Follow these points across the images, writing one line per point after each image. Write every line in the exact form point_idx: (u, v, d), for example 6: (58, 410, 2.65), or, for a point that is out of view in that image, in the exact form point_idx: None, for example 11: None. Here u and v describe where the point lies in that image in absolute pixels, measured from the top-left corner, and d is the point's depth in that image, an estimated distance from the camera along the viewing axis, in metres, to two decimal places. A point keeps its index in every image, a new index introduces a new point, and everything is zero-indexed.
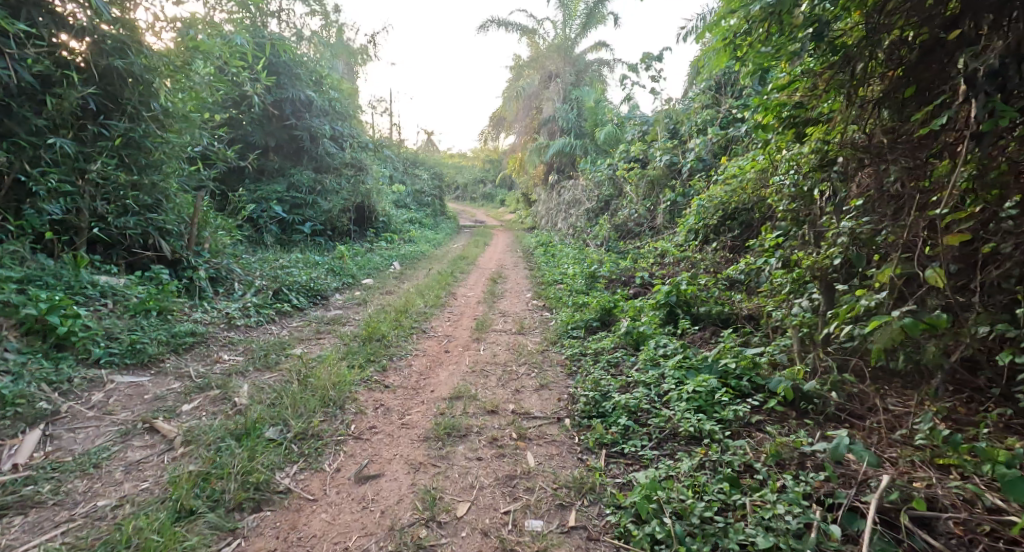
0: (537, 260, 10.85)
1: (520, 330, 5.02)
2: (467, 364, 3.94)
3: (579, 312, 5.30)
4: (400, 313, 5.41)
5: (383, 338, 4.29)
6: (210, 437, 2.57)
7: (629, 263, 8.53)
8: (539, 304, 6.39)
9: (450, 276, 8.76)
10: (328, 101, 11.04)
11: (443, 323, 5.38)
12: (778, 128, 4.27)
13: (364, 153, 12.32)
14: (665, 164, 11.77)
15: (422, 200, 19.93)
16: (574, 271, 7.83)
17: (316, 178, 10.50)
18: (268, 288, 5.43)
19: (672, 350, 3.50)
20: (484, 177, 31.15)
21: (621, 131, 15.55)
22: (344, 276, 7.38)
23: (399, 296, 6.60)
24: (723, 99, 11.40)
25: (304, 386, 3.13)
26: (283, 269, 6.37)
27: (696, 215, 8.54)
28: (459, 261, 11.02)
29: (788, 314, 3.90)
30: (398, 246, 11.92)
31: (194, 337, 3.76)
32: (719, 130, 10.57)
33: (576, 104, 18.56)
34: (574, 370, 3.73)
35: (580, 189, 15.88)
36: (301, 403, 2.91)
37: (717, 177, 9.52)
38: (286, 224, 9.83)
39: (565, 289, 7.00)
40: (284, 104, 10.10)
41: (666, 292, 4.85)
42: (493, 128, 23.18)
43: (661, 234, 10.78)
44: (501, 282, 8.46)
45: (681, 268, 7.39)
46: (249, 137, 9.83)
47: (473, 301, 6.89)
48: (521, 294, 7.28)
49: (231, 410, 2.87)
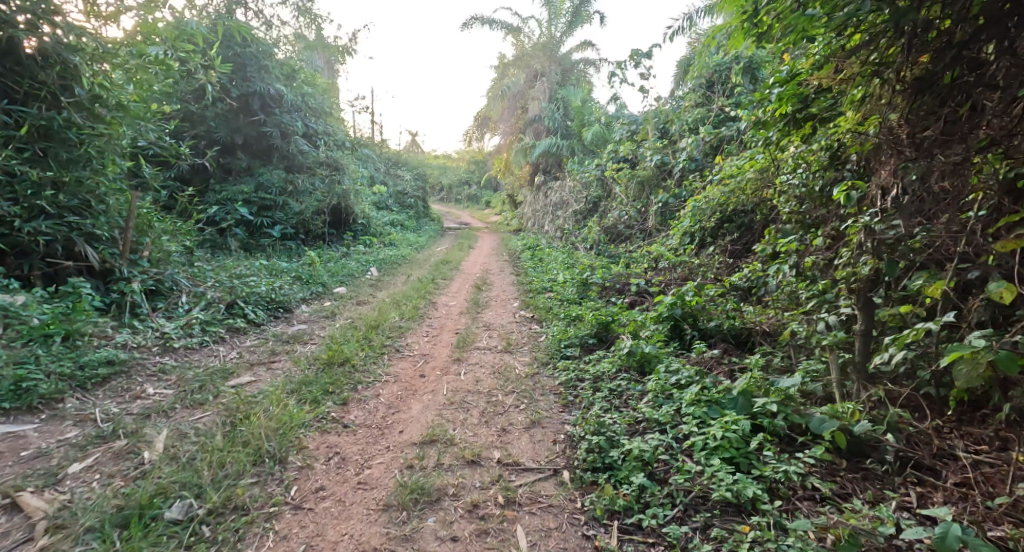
0: (523, 264, 10.30)
1: (507, 347, 4.47)
2: (444, 393, 3.38)
3: (572, 326, 4.77)
4: (372, 327, 4.83)
5: (348, 361, 3.70)
6: (83, 526, 1.97)
7: (621, 269, 8.03)
8: (527, 315, 5.84)
9: (432, 283, 8.18)
10: (302, 96, 10.43)
11: (421, 339, 4.81)
12: (778, 124, 4.09)
13: (340, 152, 11.70)
14: (656, 164, 11.36)
15: (404, 201, 19.23)
16: (564, 277, 7.29)
17: (287, 178, 9.84)
18: (221, 300, 4.79)
19: (687, 379, 2.99)
20: (469, 178, 30.51)
21: (609, 131, 15.15)
22: (314, 284, 6.76)
23: (374, 306, 6.02)
24: (715, 97, 11.12)
25: (235, 435, 2.54)
26: (241, 277, 5.73)
27: (691, 218, 8.09)
28: (441, 266, 10.43)
29: (814, 334, 3.42)
30: (377, 251, 11.28)
31: (108, 368, 3.16)
32: (712, 129, 10.20)
33: (562, 103, 18.12)
34: (570, 401, 3.19)
35: (567, 190, 15.38)
36: (222, 458, 2.36)
37: (712, 178, 9.10)
38: (254, 228, 9.15)
39: (554, 298, 6.47)
40: (252, 98, 9.47)
41: (671, 303, 4.33)
42: (477, 128, 22.64)
43: (653, 237, 10.32)
44: (485, 289, 7.89)
45: (678, 275, 6.91)
46: (214, 134, 9.17)
47: (456, 311, 6.32)
48: (507, 303, 6.71)
49: (130, 475, 2.29)
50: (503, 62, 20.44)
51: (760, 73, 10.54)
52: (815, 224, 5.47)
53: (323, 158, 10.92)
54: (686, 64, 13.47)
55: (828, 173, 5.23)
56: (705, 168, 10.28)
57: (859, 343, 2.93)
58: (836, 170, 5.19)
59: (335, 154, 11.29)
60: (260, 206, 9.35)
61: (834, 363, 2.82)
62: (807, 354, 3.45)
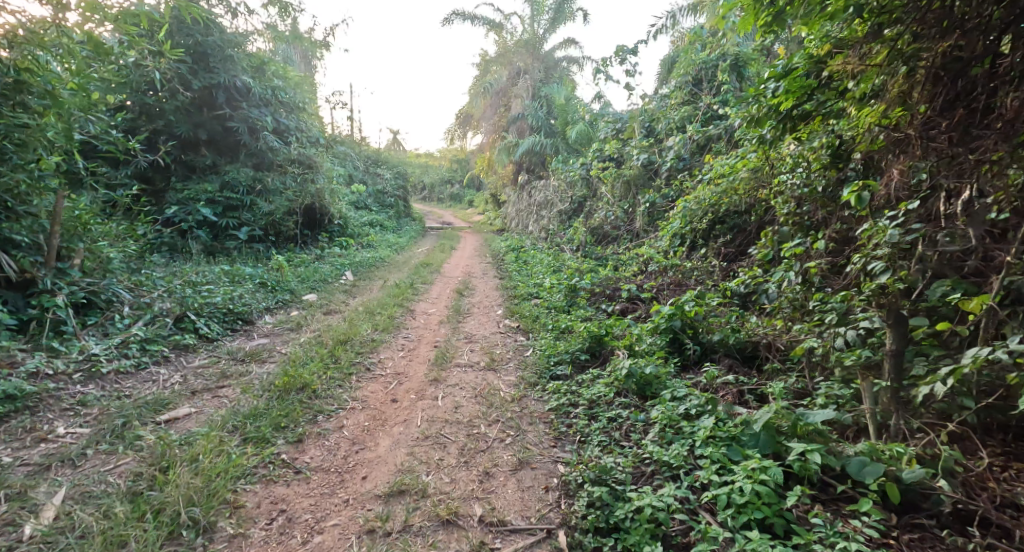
0: (507, 267, 9.88)
1: (490, 364, 4.05)
2: (419, 423, 2.96)
3: (562, 338, 4.38)
4: (341, 340, 4.37)
5: (310, 385, 3.25)
6: None
7: (610, 272, 7.68)
8: (512, 324, 5.43)
9: (410, 288, 7.71)
10: (271, 90, 9.89)
11: (396, 356, 4.35)
12: (772, 120, 4.03)
13: (314, 149, 11.16)
14: (642, 164, 11.06)
15: (383, 200, 18.63)
16: (551, 281, 6.90)
17: (255, 176, 9.30)
18: (168, 313, 4.29)
19: (697, 409, 2.62)
20: (452, 178, 29.90)
21: (593, 130, 14.83)
22: (280, 292, 6.25)
23: (345, 316, 5.55)
24: (702, 95, 10.88)
25: (143, 500, 2.14)
26: (197, 285, 5.25)
27: (681, 219, 7.77)
28: (421, 269, 9.97)
29: (831, 351, 3.09)
30: (354, 253, 10.74)
31: (9, 404, 2.73)
32: (699, 127, 9.93)
33: (546, 101, 17.76)
34: (563, 433, 2.81)
35: (552, 190, 15.00)
36: (122, 535, 1.98)
37: (702, 177, 8.81)
38: (219, 230, 8.59)
39: (541, 305, 6.07)
40: (216, 91, 8.92)
41: (672, 314, 3.94)
42: (459, 127, 22.15)
43: (641, 239, 9.99)
44: (467, 294, 7.45)
45: (670, 279, 6.57)
46: (174, 129, 8.58)
47: (435, 321, 5.86)
48: (491, 311, 6.28)
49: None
50: (485, 59, 19.99)
51: (747, 71, 10.33)
52: (814, 226, 5.18)
53: (295, 155, 10.37)
54: (671, 61, 13.22)
55: (829, 173, 4.94)
56: (693, 167, 9.99)
57: (888, 364, 2.63)
58: (840, 169, 4.89)
59: (308, 151, 10.74)
60: (225, 207, 8.78)
61: (866, 391, 2.47)
62: (824, 375, 3.11)
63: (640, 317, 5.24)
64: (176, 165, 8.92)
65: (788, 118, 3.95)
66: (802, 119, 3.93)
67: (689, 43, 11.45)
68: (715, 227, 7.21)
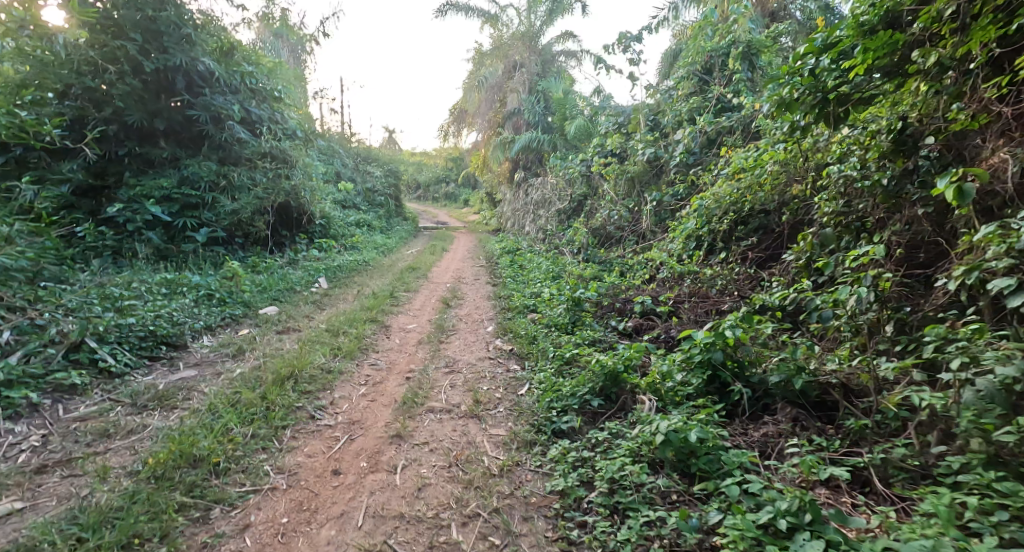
0: (502, 272, 8.93)
1: (473, 408, 3.15)
2: (359, 525, 2.16)
3: (568, 373, 3.45)
4: (285, 373, 3.43)
5: (228, 454, 2.48)
6: None
7: (616, 279, 6.77)
8: (504, 347, 4.50)
9: (389, 298, 6.77)
10: (238, 76, 9.00)
11: (354, 394, 3.42)
12: (807, 102, 4.30)
13: (290, 143, 10.26)
14: (648, 159, 10.14)
15: (373, 199, 17.51)
16: (551, 291, 5.97)
17: (220, 171, 8.41)
18: (59, 341, 3.39)
19: (788, 522, 1.90)
20: (446, 177, 28.84)
21: (593, 124, 13.92)
22: (232, 306, 5.33)
23: (302, 336, 4.62)
24: (712, 85, 10.03)
25: None
26: (120, 298, 4.34)
27: (696, 219, 6.84)
28: (407, 273, 9.07)
29: (949, 405, 2.19)
30: (333, 256, 9.79)
31: None
32: (711, 119, 9.08)
33: (543, 95, 16.82)
34: (574, 543, 2.09)
35: (549, 188, 14.06)
36: None
37: (718, 173, 7.89)
38: (175, 231, 7.67)
39: (538, 320, 5.16)
40: (175, 75, 8.06)
41: (714, 345, 2.98)
42: (452, 123, 21.18)
43: (648, 242, 9.08)
44: (455, 306, 6.53)
45: (688, 288, 5.64)
46: (125, 117, 7.76)
47: (413, 341, 4.93)
48: (480, 328, 5.34)
49: None
50: (478, 52, 19.05)
51: (760, 59, 9.52)
52: (868, 229, 4.31)
53: (267, 149, 9.47)
54: (676, 51, 12.33)
55: (892, 163, 4.05)
56: (706, 162, 9.08)
57: None
58: (908, 158, 3.99)
59: (282, 145, 9.82)
60: (184, 205, 7.88)
61: None
62: (942, 439, 2.21)
63: (659, 338, 4.36)
64: (131, 158, 8.08)
65: (825, 99, 4.24)
66: (840, 103, 4.20)
67: (697, 28, 10.55)
68: (739, 229, 6.29)
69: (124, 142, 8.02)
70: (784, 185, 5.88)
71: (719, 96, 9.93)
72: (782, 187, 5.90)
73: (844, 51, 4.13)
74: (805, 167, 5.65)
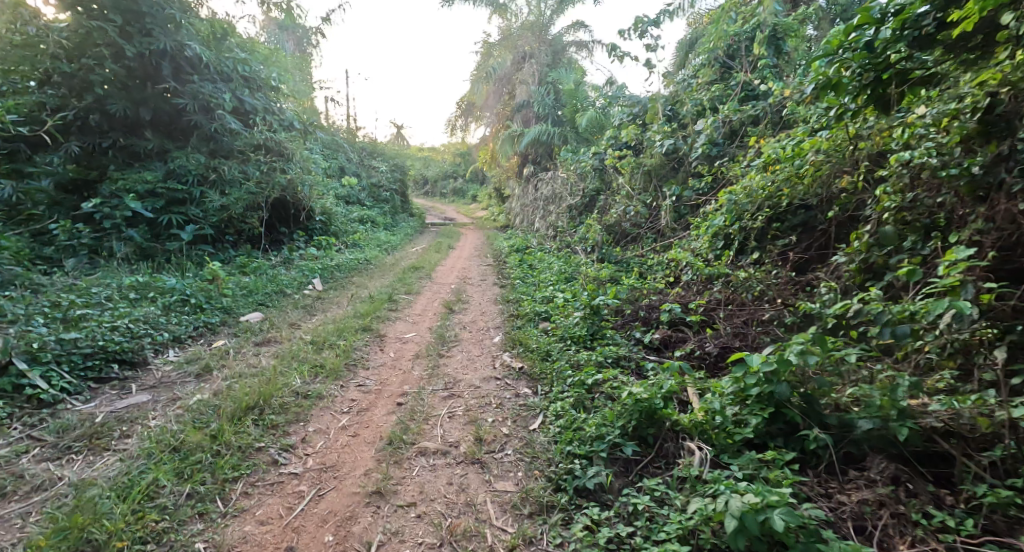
0: (510, 273, 8.31)
1: (473, 451, 2.63)
2: None
3: (590, 404, 2.85)
4: (249, 402, 2.86)
5: (145, 532, 1.99)
6: None
7: (636, 281, 6.14)
8: (513, 365, 3.90)
9: (387, 302, 6.20)
10: (230, 63, 8.47)
11: (332, 427, 2.86)
12: (861, 85, 3.98)
13: (287, 135, 9.72)
14: (665, 151, 9.46)
15: (378, 194, 16.90)
16: (565, 296, 5.36)
17: (209, 164, 7.89)
18: None
19: None
20: (455, 172, 28.27)
21: (606, 116, 13.25)
22: (208, 313, 4.77)
23: (282, 349, 4.06)
24: (735, 72, 9.35)
25: None
26: (72, 305, 3.81)
27: (724, 215, 6.17)
28: (409, 273, 8.51)
29: None
30: (332, 254, 9.26)
31: None
32: (735, 107, 8.41)
33: (552, 87, 16.08)
34: None
35: (560, 182, 13.41)
36: None
37: (747, 166, 7.21)
38: (160, 228, 7.16)
39: (551, 330, 4.56)
40: (160, 61, 7.49)
41: (775, 378, 2.38)
42: (459, 117, 20.56)
43: (667, 240, 8.43)
44: (458, 311, 5.95)
45: (720, 291, 4.96)
46: (107, 105, 7.26)
47: (409, 354, 4.35)
48: (485, 339, 4.74)
49: None
50: (486, 43, 18.38)
51: (786, 45, 8.87)
52: (945, 226, 3.73)
53: (261, 141, 8.93)
54: (692, 40, 11.56)
55: (984, 149, 3.51)
56: (730, 154, 8.37)
57: None
58: (1002, 143, 3.44)
59: (278, 137, 9.28)
60: (169, 200, 7.39)
61: None
62: None
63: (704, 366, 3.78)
64: (115, 151, 7.58)
65: (880, 80, 3.90)
66: (900, 81, 3.83)
67: (720, 12, 9.86)
68: (775, 227, 5.63)
69: (107, 132, 7.51)
70: (830, 178, 5.21)
71: (743, 85, 9.25)
72: (826, 179, 5.24)
73: (913, 17, 3.59)
74: (854, 156, 4.99)
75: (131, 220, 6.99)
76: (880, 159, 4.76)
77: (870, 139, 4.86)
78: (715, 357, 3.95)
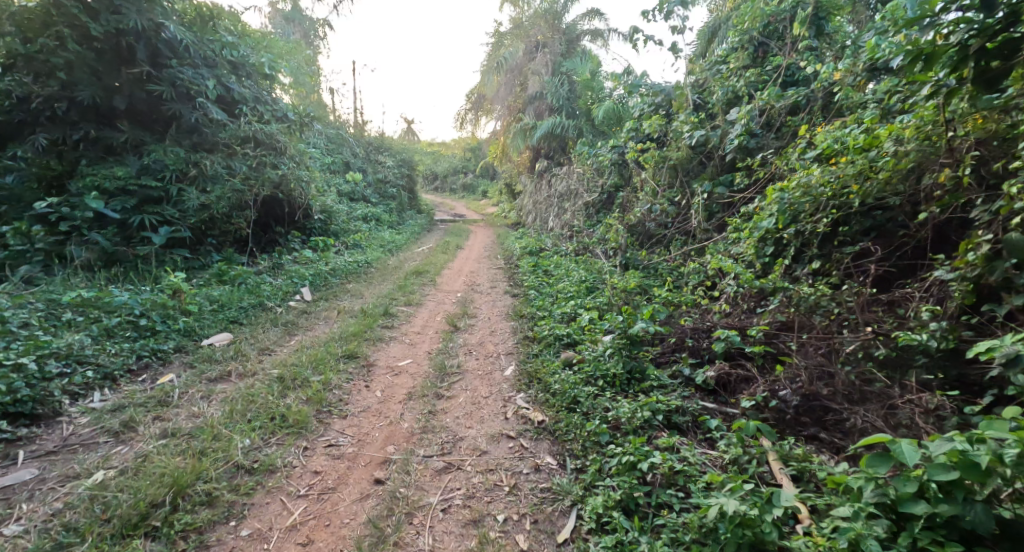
0: (524, 279, 7.42)
1: None
2: None
3: (651, 516, 2.18)
4: (154, 499, 2.18)
5: None
6: None
7: (673, 294, 5.25)
8: (530, 416, 3.07)
9: (382, 317, 5.35)
10: (214, 44, 7.64)
11: (275, 532, 2.15)
12: (968, 58, 3.04)
13: (279, 127, 8.90)
14: (694, 144, 8.41)
15: (384, 191, 16.05)
16: (590, 315, 4.47)
17: (189, 157, 7.10)
18: None
19: None
20: (465, 168, 27.40)
21: (625, 106, 12.26)
22: (162, 337, 3.96)
23: (238, 391, 3.22)
24: (773, 55, 8.31)
25: None
26: None
27: (775, 217, 5.21)
28: (410, 279, 7.66)
29: None
30: (328, 256, 8.45)
31: None
32: (776, 93, 7.41)
33: (566, 77, 15.09)
34: None
35: (576, 178, 12.47)
36: None
37: (798, 161, 6.21)
38: (131, 231, 6.37)
39: (575, 363, 3.68)
40: (134, 43, 6.68)
41: (963, 490, 1.71)
42: (469, 110, 19.67)
43: (699, 243, 7.48)
44: (464, 329, 5.11)
45: (779, 309, 4.02)
46: (75, 93, 6.49)
47: (400, 393, 3.48)
48: (494, 372, 3.87)
49: None
50: (496, 32, 17.40)
51: (829, 25, 7.86)
52: None
53: (249, 133, 8.11)
54: (713, 29, 10.23)
55: None
56: (771, 147, 7.31)
57: None
58: None
59: (268, 128, 8.46)
60: (142, 199, 6.61)
61: None
62: None
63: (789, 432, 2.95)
64: (87, 144, 6.80)
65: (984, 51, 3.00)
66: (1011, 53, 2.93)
67: None
68: (842, 231, 4.67)
69: (78, 123, 6.74)
70: (919, 172, 4.25)
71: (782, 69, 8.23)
72: (912, 175, 4.28)
73: None
74: (953, 144, 4.01)
75: (98, 221, 6.21)
76: (987, 148, 3.81)
77: (969, 123, 3.91)
78: (795, 409, 3.08)
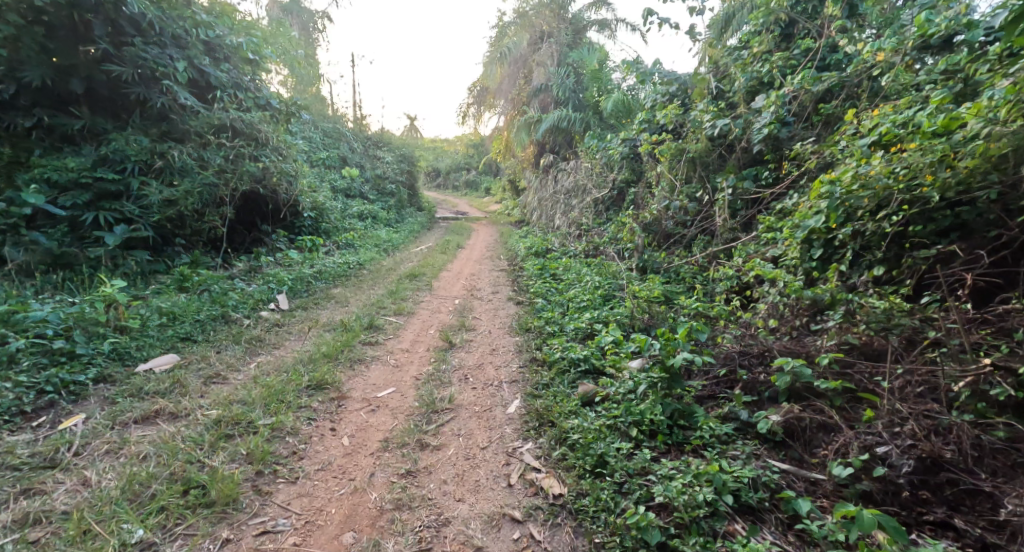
0: (530, 284, 6.63)
1: None
2: None
3: None
4: None
5: None
6: None
7: (707, 304, 4.43)
8: (536, 485, 2.41)
9: (365, 331, 4.55)
10: (185, 22, 6.82)
11: None
12: None
13: (260, 116, 8.08)
14: (715, 134, 7.51)
15: (383, 187, 15.10)
16: (611, 335, 3.68)
17: (154, 147, 6.31)
18: None
19: None
20: (468, 164, 26.60)
21: (637, 96, 11.42)
22: (83, 362, 3.23)
23: (153, 449, 2.49)
24: (804, 36, 7.41)
25: None
26: None
27: (824, 215, 4.28)
28: (404, 283, 6.85)
29: None
30: (315, 257, 7.67)
31: None
32: (812, 76, 6.51)
33: (573, 69, 14.27)
34: None
35: (585, 172, 11.66)
36: None
37: (846, 150, 5.33)
38: (84, 229, 5.63)
39: (597, 401, 2.89)
40: (89, 16, 5.86)
41: None
42: (472, 104, 18.87)
43: (727, 244, 6.66)
44: (461, 346, 4.32)
45: (841, 327, 3.11)
46: (21, 73, 5.70)
47: (374, 441, 2.70)
48: (495, 409, 3.06)
49: None
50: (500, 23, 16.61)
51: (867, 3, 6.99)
52: None
53: (225, 121, 7.29)
54: (728, 15, 9.26)
55: None
56: (806, 137, 6.42)
57: None
58: None
59: (248, 117, 7.64)
60: (99, 193, 5.86)
61: None
62: None
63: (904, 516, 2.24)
64: (40, 132, 6.04)
65: None
66: None
67: None
68: (914, 231, 3.81)
69: (30, 109, 5.98)
70: (1017, 158, 3.41)
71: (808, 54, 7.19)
72: (1008, 161, 3.44)
73: None
74: None
75: (47, 218, 5.49)
76: None
77: None
78: (909, 479, 2.33)
